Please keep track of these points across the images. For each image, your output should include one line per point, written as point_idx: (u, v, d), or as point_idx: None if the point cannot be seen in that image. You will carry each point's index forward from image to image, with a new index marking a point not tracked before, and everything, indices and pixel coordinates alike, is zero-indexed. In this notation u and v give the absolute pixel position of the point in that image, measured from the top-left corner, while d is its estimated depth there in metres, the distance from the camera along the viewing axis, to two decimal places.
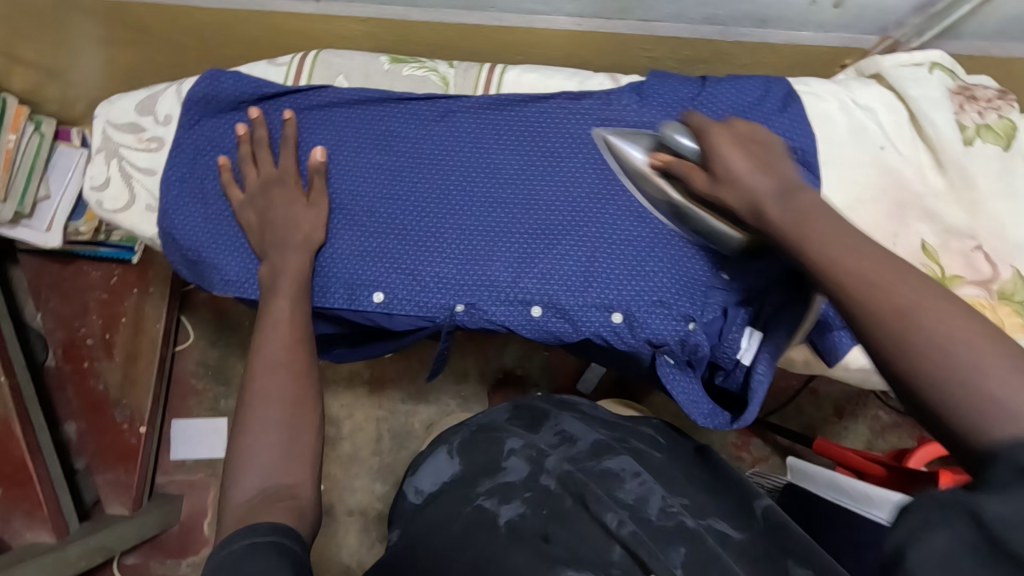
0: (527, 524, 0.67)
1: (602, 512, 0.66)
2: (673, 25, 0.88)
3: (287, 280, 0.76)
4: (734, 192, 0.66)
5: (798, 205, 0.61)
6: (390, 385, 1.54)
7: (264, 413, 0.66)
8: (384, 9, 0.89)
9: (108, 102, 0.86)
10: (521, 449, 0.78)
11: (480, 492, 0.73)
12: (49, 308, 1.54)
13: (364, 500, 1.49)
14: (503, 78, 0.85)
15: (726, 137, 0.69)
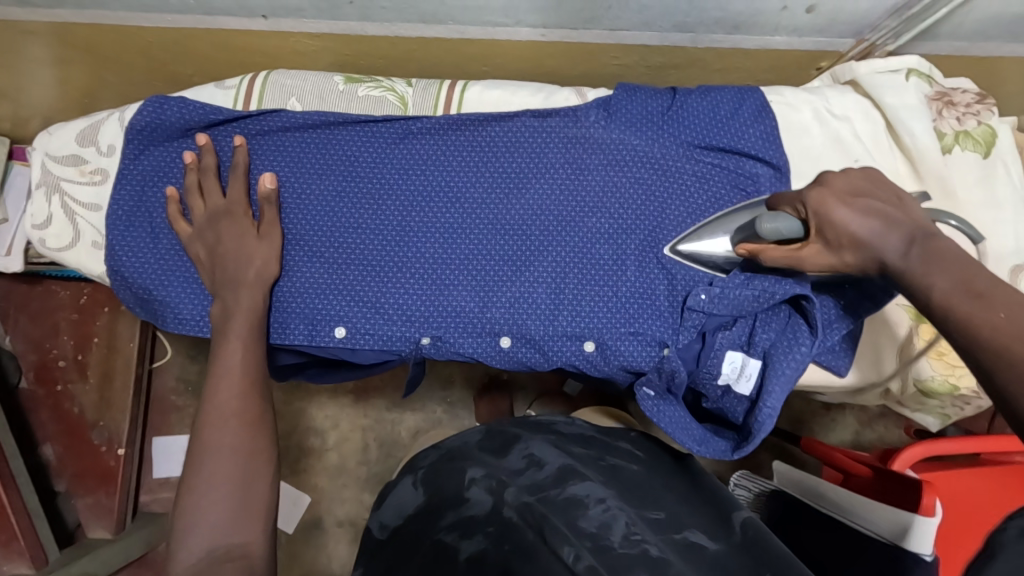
0: (489, 559, 0.58)
1: (562, 546, 0.59)
2: (641, 34, 0.84)
3: (242, 320, 0.72)
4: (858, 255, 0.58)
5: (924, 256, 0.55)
6: (375, 395, 1.51)
7: (214, 466, 0.65)
8: (336, 24, 0.85)
9: (47, 133, 0.81)
10: (482, 478, 0.70)
11: (441, 525, 0.65)
12: (19, 329, 1.47)
13: (353, 511, 1.47)
14: (464, 96, 0.82)
15: (836, 205, 0.60)
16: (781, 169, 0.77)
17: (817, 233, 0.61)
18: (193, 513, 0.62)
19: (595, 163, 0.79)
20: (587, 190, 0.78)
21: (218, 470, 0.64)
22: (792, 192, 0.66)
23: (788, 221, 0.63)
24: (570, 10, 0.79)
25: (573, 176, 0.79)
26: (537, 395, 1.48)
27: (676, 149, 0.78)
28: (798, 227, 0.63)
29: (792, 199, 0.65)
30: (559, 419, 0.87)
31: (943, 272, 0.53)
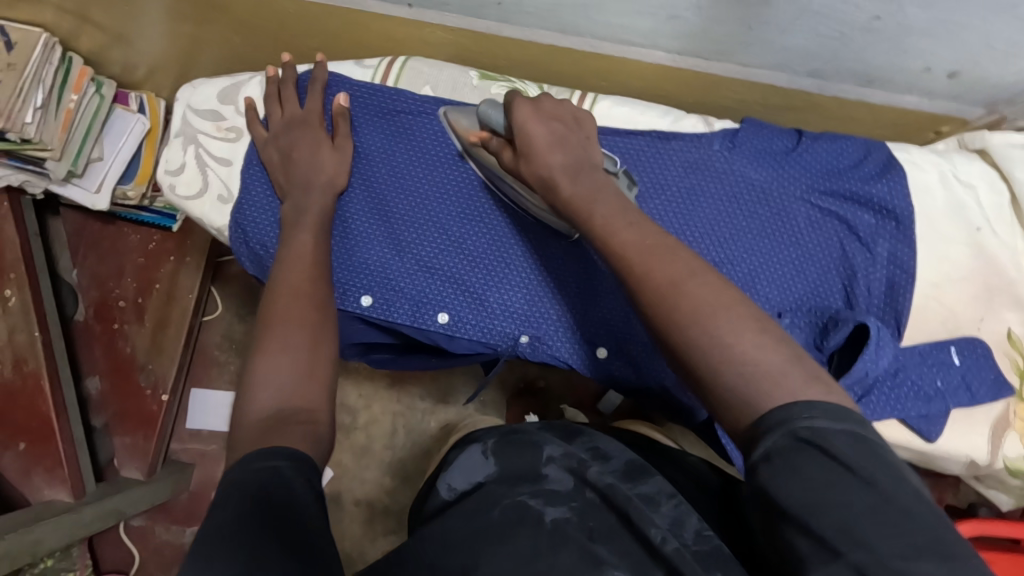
0: (573, 526, 0.65)
1: (647, 527, 0.63)
2: (772, 73, 0.85)
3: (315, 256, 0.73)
4: (534, 169, 0.69)
5: (586, 181, 0.66)
6: (410, 381, 1.53)
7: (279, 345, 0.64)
8: (476, 22, 0.87)
9: (191, 86, 0.85)
10: (560, 457, 0.76)
11: (522, 490, 0.70)
12: (86, 265, 1.54)
13: (372, 492, 1.49)
14: (594, 108, 0.83)
15: (529, 114, 0.70)
16: (905, 223, 0.77)
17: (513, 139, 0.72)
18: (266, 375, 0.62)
19: (713, 191, 0.80)
20: (701, 218, 0.80)
21: (289, 357, 0.63)
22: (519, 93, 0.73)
23: (497, 113, 0.74)
24: (709, 41, 0.80)
25: (689, 202, 0.80)
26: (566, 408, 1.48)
27: (797, 189, 0.79)
28: (502, 125, 0.74)
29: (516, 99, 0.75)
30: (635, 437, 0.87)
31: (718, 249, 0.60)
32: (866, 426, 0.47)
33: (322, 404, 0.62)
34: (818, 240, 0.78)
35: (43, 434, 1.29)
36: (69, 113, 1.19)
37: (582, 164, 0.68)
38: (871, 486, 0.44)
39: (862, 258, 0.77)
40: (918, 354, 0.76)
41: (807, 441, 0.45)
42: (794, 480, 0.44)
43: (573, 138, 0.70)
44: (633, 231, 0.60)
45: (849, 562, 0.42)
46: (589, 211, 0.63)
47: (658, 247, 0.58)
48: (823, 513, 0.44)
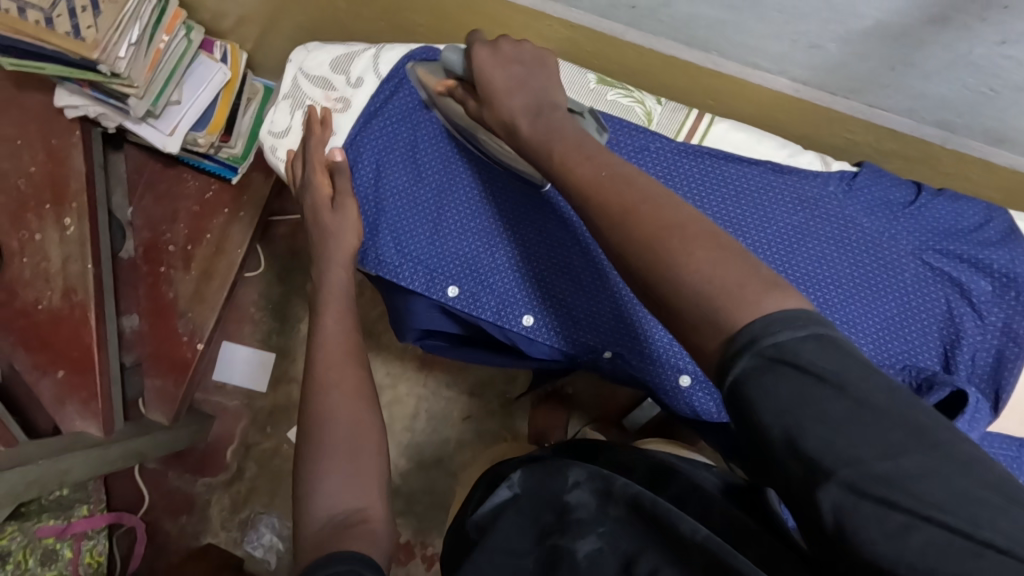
0: (608, 559, 0.60)
1: (682, 525, 0.60)
2: (897, 117, 0.83)
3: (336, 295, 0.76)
4: (498, 119, 0.67)
5: (546, 123, 0.64)
6: (440, 367, 1.52)
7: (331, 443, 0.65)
8: (599, 21, 0.85)
9: (305, 48, 0.83)
10: (587, 481, 0.70)
11: (547, 531, 0.65)
12: (141, 205, 1.54)
13: (386, 473, 1.49)
14: (710, 130, 0.80)
15: (487, 57, 0.68)
16: None
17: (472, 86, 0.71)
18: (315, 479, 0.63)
19: (823, 233, 0.77)
20: (805, 258, 0.77)
21: (341, 445, 0.65)
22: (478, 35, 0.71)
23: (455, 56, 0.72)
24: (846, 75, 0.78)
25: (792, 240, 0.77)
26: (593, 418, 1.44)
27: (910, 244, 0.76)
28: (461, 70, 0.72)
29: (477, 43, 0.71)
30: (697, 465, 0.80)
31: None
32: (829, 324, 0.45)
33: (378, 502, 0.63)
34: (924, 299, 0.75)
35: (83, 364, 1.29)
36: (158, 53, 1.18)
37: (543, 105, 0.66)
38: (848, 393, 0.42)
39: (971, 325, 0.74)
40: (1010, 444, 0.72)
41: (776, 360, 0.43)
42: (771, 400, 0.42)
43: (535, 79, 0.68)
44: (590, 163, 0.57)
45: (840, 478, 0.40)
46: (546, 148, 0.61)
47: (614, 178, 0.56)
48: (809, 434, 0.42)
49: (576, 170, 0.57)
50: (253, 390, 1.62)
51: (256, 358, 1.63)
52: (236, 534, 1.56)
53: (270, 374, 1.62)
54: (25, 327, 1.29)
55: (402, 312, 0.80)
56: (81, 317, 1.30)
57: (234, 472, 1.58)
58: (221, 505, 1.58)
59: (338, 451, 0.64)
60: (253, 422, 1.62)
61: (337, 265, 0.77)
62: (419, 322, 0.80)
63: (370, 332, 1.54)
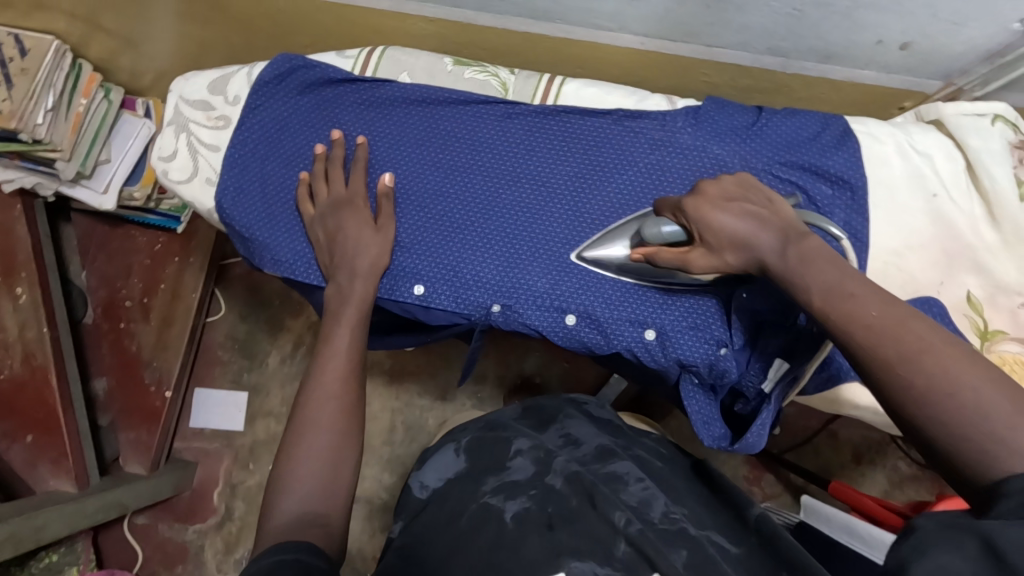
0: (534, 514, 0.67)
1: (611, 512, 0.66)
2: (736, 53, 0.89)
3: (352, 309, 0.77)
4: (736, 253, 0.65)
5: (798, 253, 0.61)
6: (409, 378, 1.55)
7: (311, 441, 0.69)
8: (452, 12, 0.91)
9: (183, 78, 0.90)
10: (529, 449, 0.76)
11: (485, 490, 0.71)
12: (95, 267, 1.59)
13: (371, 489, 1.51)
14: (562, 90, 0.87)
15: (705, 206, 0.67)
16: (859, 192, 0.79)
17: (701, 239, 0.67)
18: (289, 479, 0.67)
19: (680, 166, 0.82)
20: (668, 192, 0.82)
21: (321, 452, 0.69)
22: (673, 200, 0.72)
23: (667, 224, 0.70)
24: (674, 22, 0.84)
25: (653, 177, 0.82)
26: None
27: (760, 162, 0.82)
28: (677, 229, 0.70)
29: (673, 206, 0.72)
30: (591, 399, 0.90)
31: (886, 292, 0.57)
32: None
33: (338, 509, 0.67)
34: None
35: (50, 425, 1.31)
36: (78, 117, 1.23)
37: (788, 233, 0.63)
38: None
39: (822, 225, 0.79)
40: None
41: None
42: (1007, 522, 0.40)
43: (766, 212, 0.66)
44: (859, 301, 0.55)
45: None
46: (804, 281, 0.59)
47: (886, 310, 0.54)
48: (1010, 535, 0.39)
49: (851, 309, 0.55)
50: (231, 430, 1.64)
51: (230, 399, 1.65)
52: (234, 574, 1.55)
53: (246, 412, 1.64)
54: None
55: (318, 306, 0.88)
56: (43, 380, 1.32)
57: (224, 513, 1.58)
58: (215, 548, 1.57)
59: (321, 455, 0.69)
60: (236, 460, 1.63)
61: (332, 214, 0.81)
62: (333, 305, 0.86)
63: None
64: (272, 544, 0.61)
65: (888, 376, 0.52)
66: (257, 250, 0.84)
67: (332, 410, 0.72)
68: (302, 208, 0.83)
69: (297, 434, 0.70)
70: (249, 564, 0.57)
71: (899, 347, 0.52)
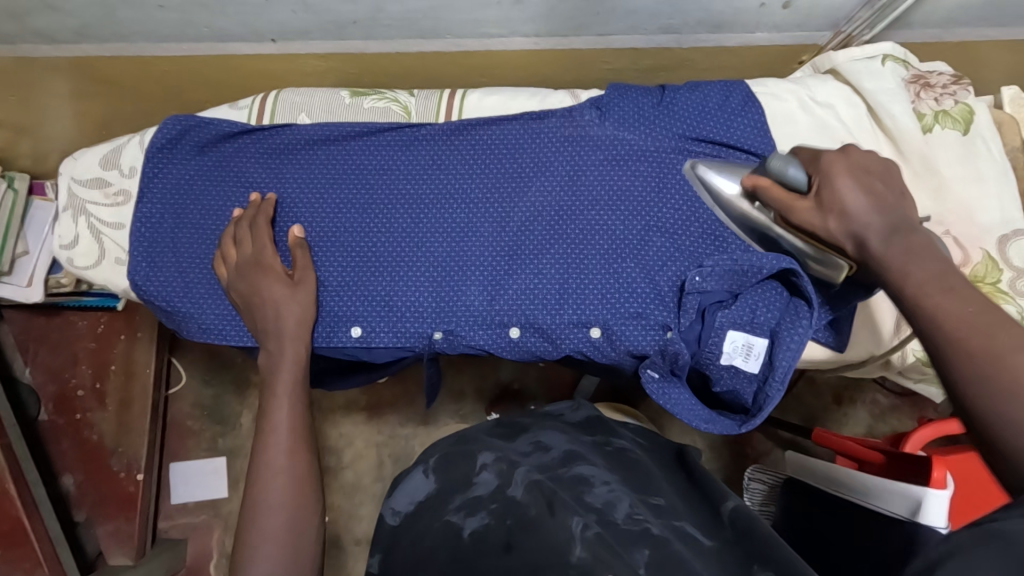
0: (492, 534, 0.62)
1: (568, 518, 0.61)
2: (629, 37, 0.89)
3: (285, 375, 0.76)
4: (840, 226, 0.65)
5: (903, 244, 0.61)
6: (387, 410, 1.52)
7: (268, 520, 0.69)
8: (342, 44, 0.89)
9: (73, 158, 0.86)
10: (493, 462, 0.72)
11: (449, 507, 0.67)
12: (39, 360, 1.51)
13: (370, 528, 1.47)
14: (464, 104, 0.86)
15: (841, 172, 0.67)
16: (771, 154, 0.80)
17: (815, 192, 0.67)
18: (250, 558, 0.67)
19: (594, 158, 0.82)
20: (588, 186, 0.81)
21: (278, 528, 0.69)
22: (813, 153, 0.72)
23: (796, 169, 0.69)
24: (561, 17, 0.83)
25: (569, 173, 0.82)
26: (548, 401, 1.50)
27: (672, 141, 0.82)
28: (802, 176, 0.69)
29: (809, 158, 0.71)
30: (564, 408, 0.92)
31: (920, 264, 0.59)
32: None
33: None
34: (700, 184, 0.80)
35: (13, 539, 1.20)
36: None
37: (902, 221, 0.63)
38: None
39: None
40: None
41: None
42: None
43: (891, 196, 0.65)
44: (956, 298, 0.55)
45: None
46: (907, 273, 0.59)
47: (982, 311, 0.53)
48: None
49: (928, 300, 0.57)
50: (216, 498, 1.58)
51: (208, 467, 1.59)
52: None
53: (229, 477, 1.59)
54: None
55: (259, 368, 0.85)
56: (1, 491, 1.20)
57: None
58: None
59: (280, 537, 0.69)
60: (227, 528, 1.57)
61: (268, 272, 0.77)
62: None
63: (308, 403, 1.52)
64: None
65: (967, 354, 0.52)
66: (185, 322, 0.81)
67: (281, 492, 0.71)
68: (218, 271, 0.79)
69: (254, 509, 0.70)
70: None
71: (979, 326, 0.52)
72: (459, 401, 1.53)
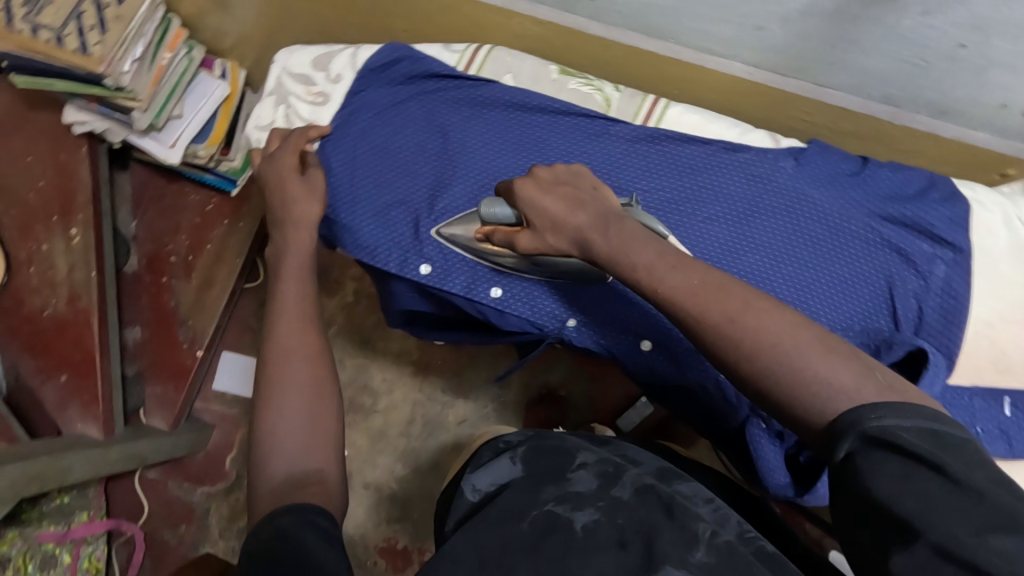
0: (604, 529, 0.62)
1: (692, 523, 0.62)
2: (845, 96, 0.88)
3: (292, 260, 0.76)
4: (562, 239, 0.65)
5: (615, 228, 0.62)
6: (433, 372, 1.50)
7: (285, 401, 0.67)
8: (564, 16, 0.91)
9: (289, 50, 0.90)
10: (592, 463, 0.73)
11: (546, 497, 0.66)
12: (145, 219, 1.53)
13: (381, 477, 1.45)
14: (666, 113, 0.86)
15: (532, 189, 0.67)
16: (961, 257, 0.78)
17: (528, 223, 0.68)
18: (271, 437, 0.65)
19: (776, 204, 0.80)
20: (762, 228, 0.80)
21: (295, 404, 0.67)
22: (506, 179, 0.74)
23: (502, 207, 0.71)
24: (790, 56, 0.83)
25: (748, 211, 0.80)
26: (591, 418, 1.45)
27: (860, 213, 0.80)
28: (509, 212, 0.70)
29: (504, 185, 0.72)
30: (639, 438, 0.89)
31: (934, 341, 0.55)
32: (949, 423, 0.46)
33: (329, 462, 0.66)
34: (871, 265, 0.78)
35: (85, 369, 1.22)
36: (160, 69, 1.15)
37: (607, 214, 0.63)
38: (932, 464, 0.44)
39: (917, 284, 0.78)
40: (967, 394, 0.76)
41: (884, 443, 0.45)
42: (882, 471, 0.44)
43: (588, 195, 0.66)
44: (681, 273, 0.57)
45: (929, 543, 0.41)
46: (630, 260, 0.59)
47: (708, 282, 0.56)
48: (883, 485, 0.44)
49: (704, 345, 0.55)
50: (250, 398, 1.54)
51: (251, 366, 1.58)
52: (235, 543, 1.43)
53: None
54: (30, 335, 1.23)
55: (387, 293, 0.87)
56: (83, 322, 1.23)
57: (234, 480, 1.46)
58: (220, 513, 1.45)
59: (294, 413, 0.67)
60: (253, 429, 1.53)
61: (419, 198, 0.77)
62: (401, 303, 0.87)
63: (365, 340, 1.52)
64: (266, 510, 0.60)
65: None
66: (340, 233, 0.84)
67: (296, 398, 0.68)
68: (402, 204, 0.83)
69: (269, 389, 0.68)
70: (253, 536, 0.57)
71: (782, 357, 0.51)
72: (504, 387, 1.48)
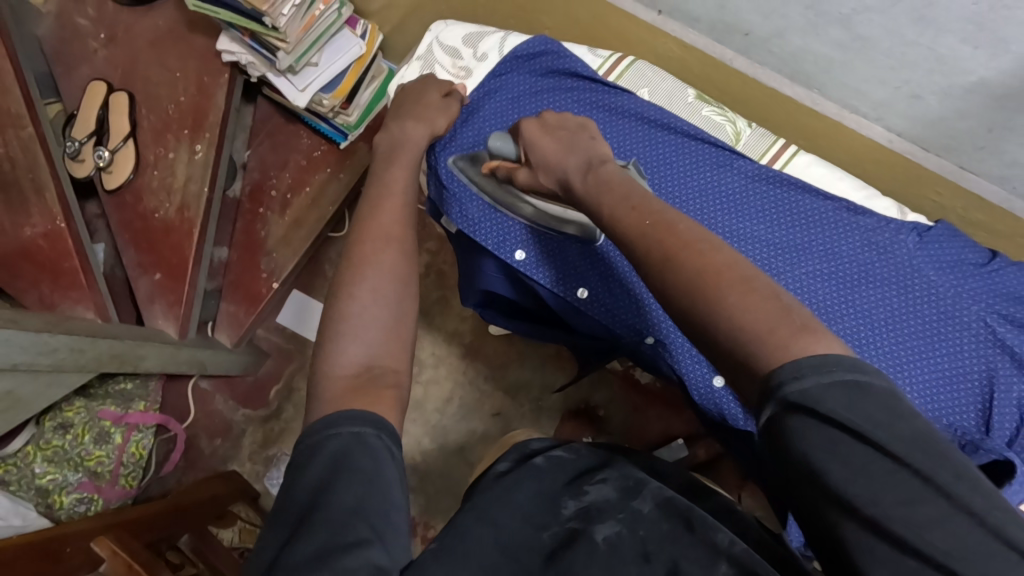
0: (628, 543, 0.56)
1: (713, 534, 0.57)
2: (984, 183, 0.86)
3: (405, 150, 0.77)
4: (553, 177, 0.70)
5: (598, 176, 0.65)
6: (481, 358, 1.47)
7: (373, 282, 0.65)
8: (712, 45, 0.93)
9: (443, 23, 0.96)
10: (614, 476, 0.66)
11: (564, 513, 0.60)
12: (258, 150, 1.46)
13: (408, 445, 1.44)
14: (794, 159, 0.86)
15: (534, 131, 0.73)
16: None
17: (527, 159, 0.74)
18: (349, 325, 0.63)
19: (887, 276, 0.78)
20: (868, 296, 0.78)
21: (377, 285, 0.65)
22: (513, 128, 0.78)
23: (503, 142, 0.78)
24: (940, 132, 0.82)
25: (857, 275, 0.78)
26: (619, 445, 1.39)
27: (977, 306, 0.76)
28: (511, 146, 0.77)
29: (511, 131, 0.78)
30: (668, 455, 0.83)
31: None
32: (865, 367, 0.44)
33: (405, 365, 0.63)
34: (975, 359, 0.75)
35: (177, 273, 1.26)
36: (312, 19, 1.19)
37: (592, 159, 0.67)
38: (869, 437, 0.41)
39: None
40: None
41: (801, 407, 0.43)
42: (816, 441, 0.42)
43: (580, 137, 0.71)
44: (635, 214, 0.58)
45: (863, 515, 0.40)
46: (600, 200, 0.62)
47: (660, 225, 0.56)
48: (830, 466, 0.41)
49: (824, 342, 0.45)
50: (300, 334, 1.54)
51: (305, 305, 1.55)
52: (261, 468, 1.48)
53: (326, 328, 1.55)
54: (139, 232, 1.29)
55: (473, 268, 0.89)
56: (185, 231, 1.28)
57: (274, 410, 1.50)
58: (254, 438, 1.49)
59: (376, 299, 0.64)
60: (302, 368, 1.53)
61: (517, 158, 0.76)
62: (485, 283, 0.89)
63: (424, 311, 1.50)
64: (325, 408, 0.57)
65: None
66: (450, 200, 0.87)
67: (380, 282, 0.65)
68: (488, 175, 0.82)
69: (356, 278, 0.65)
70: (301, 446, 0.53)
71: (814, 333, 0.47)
72: (545, 390, 1.44)
